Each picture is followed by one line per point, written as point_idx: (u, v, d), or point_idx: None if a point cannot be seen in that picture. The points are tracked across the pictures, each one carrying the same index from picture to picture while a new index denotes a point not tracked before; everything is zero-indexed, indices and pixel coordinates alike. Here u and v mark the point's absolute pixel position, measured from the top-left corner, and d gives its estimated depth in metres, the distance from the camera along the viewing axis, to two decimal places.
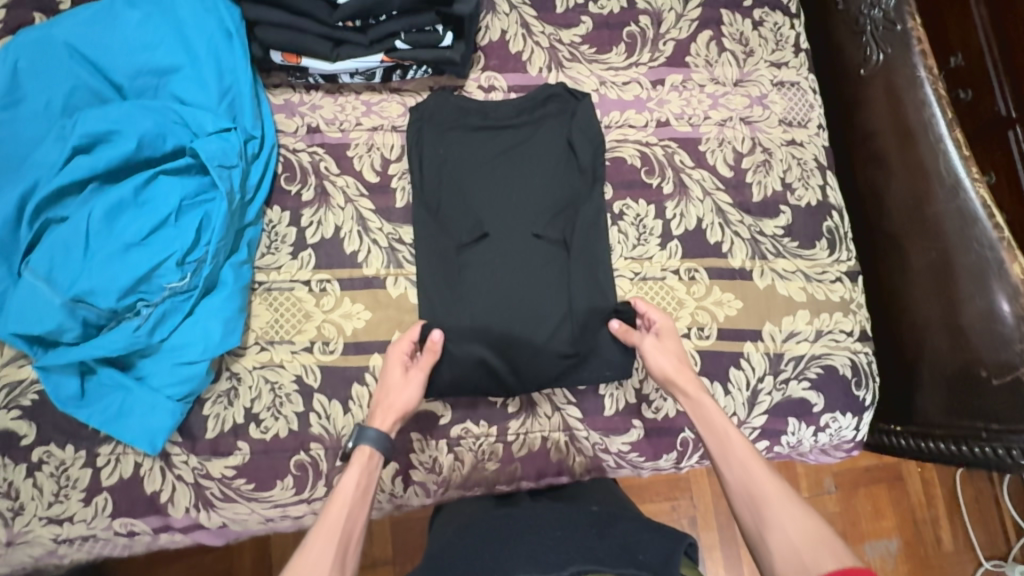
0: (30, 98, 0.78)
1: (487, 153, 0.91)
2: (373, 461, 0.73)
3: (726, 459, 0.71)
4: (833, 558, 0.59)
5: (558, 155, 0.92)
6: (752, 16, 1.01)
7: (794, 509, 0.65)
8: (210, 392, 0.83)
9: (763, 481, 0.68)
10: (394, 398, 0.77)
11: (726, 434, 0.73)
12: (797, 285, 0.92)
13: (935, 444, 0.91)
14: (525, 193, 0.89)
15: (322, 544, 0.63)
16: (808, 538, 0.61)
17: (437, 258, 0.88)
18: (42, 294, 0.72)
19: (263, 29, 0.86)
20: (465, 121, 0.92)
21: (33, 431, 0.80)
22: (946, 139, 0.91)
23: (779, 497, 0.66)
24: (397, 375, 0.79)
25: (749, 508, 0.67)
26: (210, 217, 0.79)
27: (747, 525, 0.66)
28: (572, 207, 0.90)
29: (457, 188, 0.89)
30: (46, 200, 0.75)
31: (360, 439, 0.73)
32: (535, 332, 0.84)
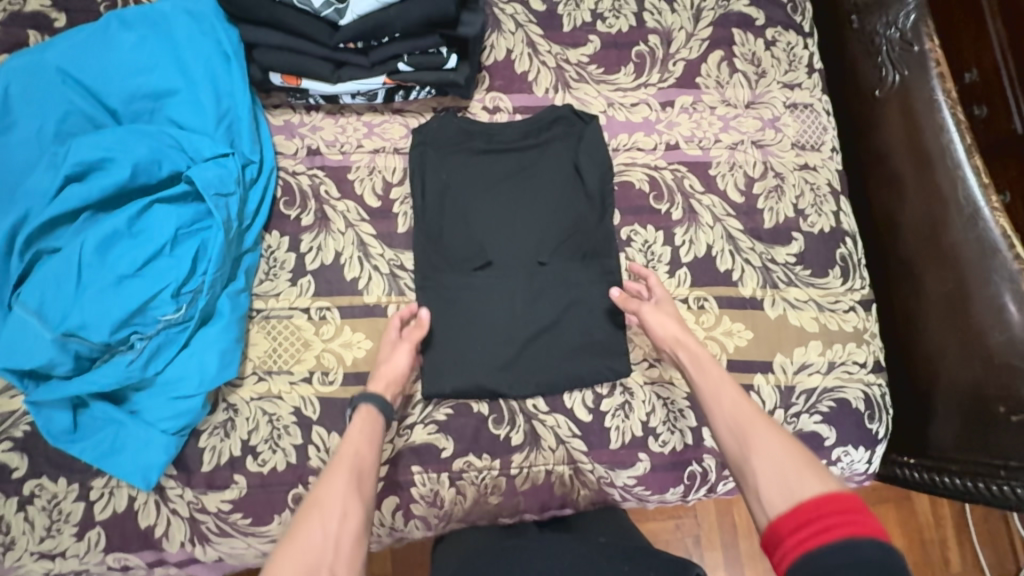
0: (21, 126, 0.76)
1: (492, 178, 0.90)
2: (374, 417, 0.76)
3: (716, 403, 0.75)
4: (817, 479, 0.61)
5: (565, 180, 0.91)
6: (764, 35, 0.98)
7: (780, 437, 0.68)
8: (206, 424, 0.81)
9: (748, 414, 0.71)
10: (387, 369, 0.79)
11: (711, 371, 0.78)
12: (809, 315, 0.90)
13: (950, 479, 0.88)
14: (530, 220, 0.88)
15: (341, 479, 0.68)
16: (793, 463, 0.64)
17: (439, 286, 0.86)
18: (32, 328, 0.70)
19: (262, 52, 0.83)
20: (469, 144, 0.91)
21: (25, 463, 0.78)
22: (965, 165, 0.89)
23: (760, 422, 0.70)
24: (389, 348, 0.81)
25: (735, 436, 0.71)
26: (206, 245, 0.78)
27: (734, 454, 0.70)
28: (578, 233, 0.89)
29: (461, 214, 0.88)
30: (38, 232, 0.73)
31: (358, 400, 0.76)
32: (536, 360, 0.85)
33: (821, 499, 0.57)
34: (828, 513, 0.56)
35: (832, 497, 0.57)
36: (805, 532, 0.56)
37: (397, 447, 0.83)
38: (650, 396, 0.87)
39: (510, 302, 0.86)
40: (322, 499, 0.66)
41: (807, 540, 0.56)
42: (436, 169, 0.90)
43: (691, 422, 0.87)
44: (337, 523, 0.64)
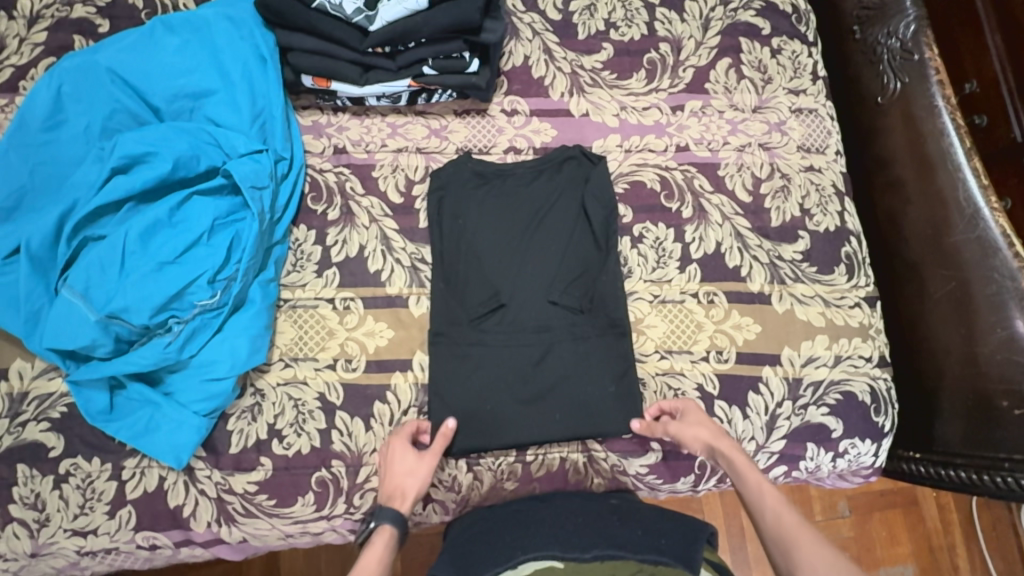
0: (71, 122, 0.81)
1: (505, 220, 0.92)
2: (392, 539, 0.73)
3: (759, 507, 0.73)
4: None
5: (574, 220, 0.93)
6: (770, 44, 1.03)
7: (829, 552, 0.65)
8: (235, 407, 0.84)
9: (793, 529, 0.69)
10: (407, 483, 0.78)
11: (755, 478, 0.76)
12: (816, 310, 0.93)
13: (955, 472, 0.91)
14: (541, 262, 0.90)
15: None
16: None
17: (457, 330, 0.87)
18: (79, 310, 0.74)
19: (296, 56, 0.88)
20: (483, 186, 0.94)
21: (61, 443, 0.81)
22: (965, 168, 0.92)
23: (803, 536, 0.68)
24: (407, 460, 0.79)
25: (782, 553, 0.69)
26: (241, 235, 0.82)
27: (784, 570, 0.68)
28: (585, 275, 0.91)
29: (474, 256, 0.90)
30: (85, 220, 0.77)
31: (378, 518, 0.74)
32: (549, 406, 0.85)
33: None
34: None
35: None
36: None
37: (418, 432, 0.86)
38: (661, 386, 0.89)
39: (523, 345, 0.86)
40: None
41: None
42: (453, 214, 0.92)
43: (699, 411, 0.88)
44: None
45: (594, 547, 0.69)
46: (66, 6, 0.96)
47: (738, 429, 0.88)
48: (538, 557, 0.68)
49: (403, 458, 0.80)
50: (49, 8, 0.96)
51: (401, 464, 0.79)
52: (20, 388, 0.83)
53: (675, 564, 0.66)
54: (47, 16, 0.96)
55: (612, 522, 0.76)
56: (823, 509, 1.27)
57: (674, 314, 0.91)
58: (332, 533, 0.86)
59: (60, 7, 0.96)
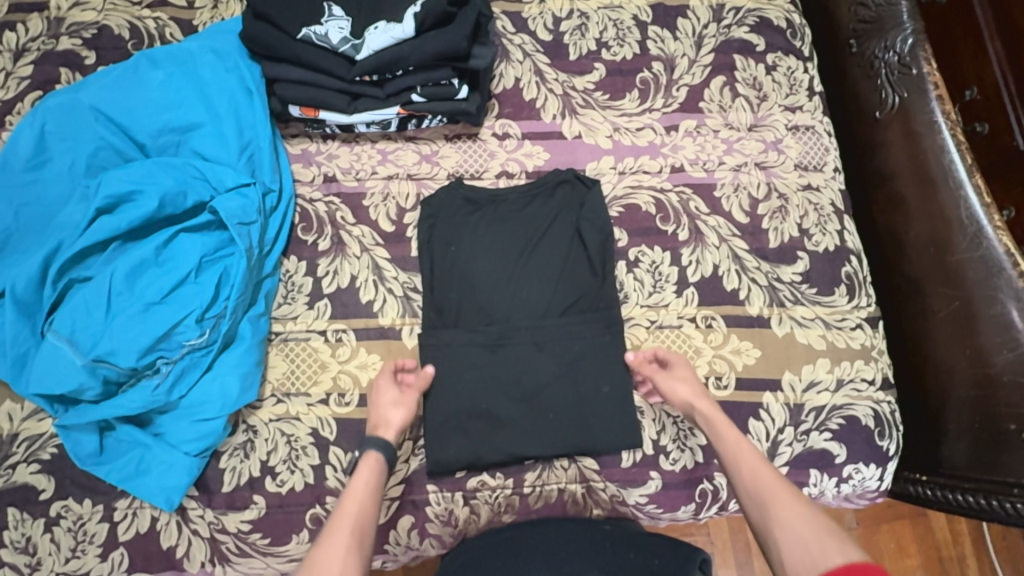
0: (56, 161, 0.80)
1: (499, 245, 0.90)
2: (380, 465, 0.76)
3: (735, 464, 0.76)
4: (838, 550, 0.62)
5: (569, 243, 0.91)
6: (765, 61, 1.01)
7: (806, 510, 0.68)
8: (227, 445, 0.83)
9: (771, 489, 0.71)
10: (393, 414, 0.80)
11: (732, 442, 0.78)
12: (816, 333, 0.91)
13: (962, 496, 0.89)
14: (538, 288, 0.89)
15: (341, 540, 0.68)
16: (817, 533, 0.65)
17: (457, 360, 0.86)
18: (65, 354, 0.73)
19: (282, 86, 0.87)
20: (476, 211, 0.92)
21: (52, 485, 0.80)
22: (967, 185, 0.90)
23: (781, 494, 0.70)
24: (393, 392, 0.82)
25: (760, 510, 0.71)
26: (229, 271, 0.81)
27: (763, 528, 0.70)
28: (583, 301, 0.89)
29: (470, 282, 0.89)
30: (70, 261, 0.76)
31: (363, 445, 0.77)
32: (545, 430, 0.84)
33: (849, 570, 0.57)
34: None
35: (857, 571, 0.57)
36: None
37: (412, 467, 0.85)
38: (660, 414, 0.88)
39: (516, 371, 0.85)
40: (320, 563, 0.65)
41: None
42: (445, 241, 0.91)
43: (701, 441, 0.88)
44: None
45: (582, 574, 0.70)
46: (51, 39, 0.96)
47: None
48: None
49: (388, 391, 0.82)
50: (35, 41, 0.96)
51: (386, 396, 0.81)
52: (10, 430, 0.82)
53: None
54: (33, 49, 0.95)
55: (606, 550, 0.75)
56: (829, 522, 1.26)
57: (672, 339, 0.90)
58: None
59: (46, 40, 0.96)
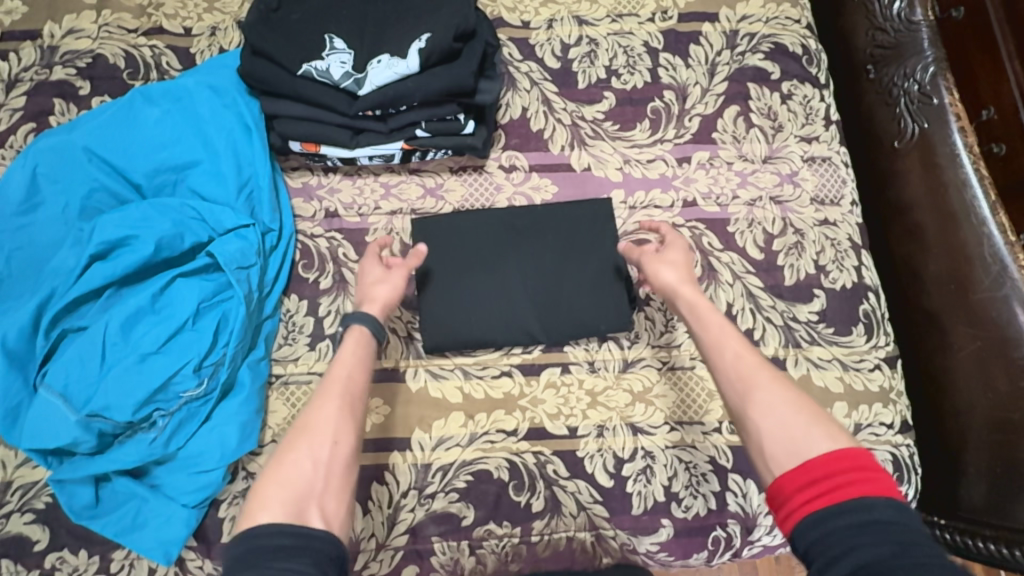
0: (48, 204, 0.77)
1: (499, 270, 0.88)
2: (365, 335, 0.74)
3: (713, 343, 0.70)
4: (826, 437, 0.58)
5: (572, 260, 0.89)
6: (780, 89, 0.98)
7: (788, 393, 0.64)
8: (226, 493, 0.79)
9: (755, 369, 0.66)
10: (378, 290, 0.79)
11: (710, 318, 0.73)
12: (833, 374, 0.88)
13: (984, 544, 0.86)
14: (538, 311, 0.87)
15: (331, 408, 0.66)
16: (798, 417, 0.61)
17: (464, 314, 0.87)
18: (58, 410, 0.71)
19: (282, 122, 0.84)
20: (473, 233, 0.89)
21: (46, 536, 0.78)
22: (990, 222, 0.88)
23: (763, 375, 0.65)
24: (376, 270, 0.81)
25: (737, 393, 0.66)
26: (228, 316, 0.78)
27: (736, 410, 0.65)
28: (584, 326, 0.87)
29: (468, 306, 0.87)
30: (64, 310, 0.74)
31: (349, 319, 0.75)
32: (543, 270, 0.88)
33: (833, 457, 0.56)
34: (842, 471, 0.54)
35: (846, 456, 0.55)
36: (812, 492, 0.54)
37: (418, 516, 0.82)
38: (671, 460, 0.85)
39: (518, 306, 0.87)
40: (309, 424, 0.65)
41: (813, 501, 0.54)
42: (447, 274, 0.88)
43: (714, 487, 0.85)
44: (326, 452, 0.64)
45: None
46: (45, 68, 0.93)
47: (753, 504, 0.85)
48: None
49: (371, 271, 0.82)
50: (27, 70, 0.93)
51: (369, 275, 0.81)
52: (4, 477, 0.80)
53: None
54: (26, 79, 0.93)
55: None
56: None
57: (683, 381, 0.87)
58: None
59: (40, 69, 0.93)
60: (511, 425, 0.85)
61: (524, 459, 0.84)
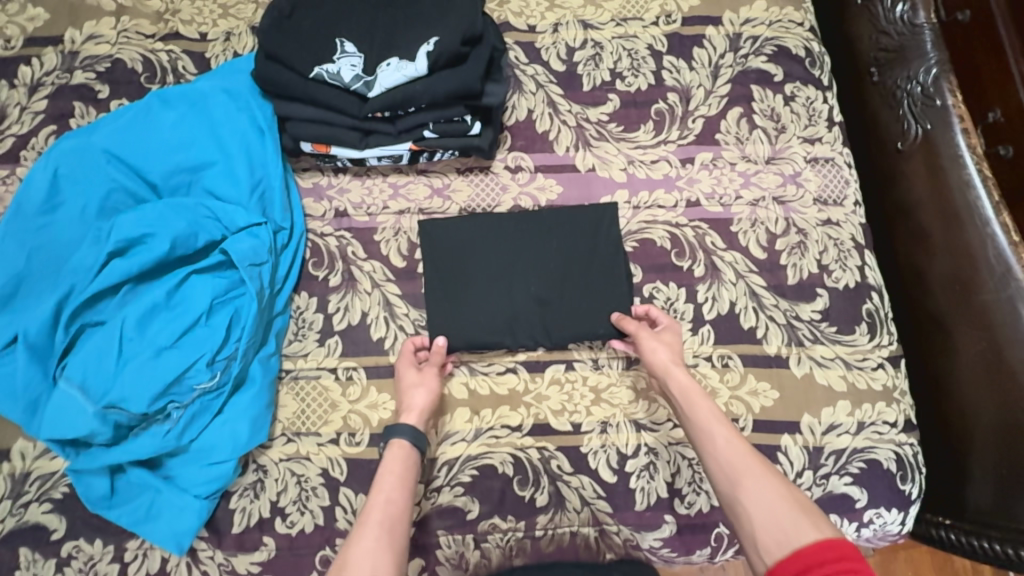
0: (68, 203, 0.79)
1: (503, 273, 0.90)
2: (406, 452, 0.77)
3: (709, 437, 0.75)
4: (812, 528, 0.64)
5: (576, 265, 0.90)
6: (783, 91, 0.99)
7: (777, 485, 0.69)
8: (237, 485, 0.82)
9: (745, 462, 0.71)
10: (414, 397, 0.81)
11: (704, 410, 0.77)
12: (836, 373, 0.89)
13: (989, 544, 0.86)
14: (540, 315, 0.88)
15: (371, 536, 0.68)
16: (787, 509, 0.66)
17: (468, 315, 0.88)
18: (76, 402, 0.73)
19: (294, 124, 0.86)
20: (480, 236, 0.91)
21: (63, 525, 0.80)
22: (994, 223, 0.88)
23: (758, 470, 0.71)
24: (411, 375, 0.83)
25: (728, 482, 0.71)
26: (240, 312, 0.80)
27: (727, 495, 0.71)
28: (585, 331, 0.88)
29: (472, 310, 0.88)
30: (82, 305, 0.76)
31: (393, 434, 0.78)
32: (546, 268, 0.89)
33: (815, 549, 0.62)
34: (826, 561, 0.60)
35: (829, 547, 0.61)
36: None
37: (424, 509, 0.83)
38: (674, 456, 0.86)
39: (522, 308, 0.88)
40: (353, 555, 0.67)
41: None
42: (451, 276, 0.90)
43: None
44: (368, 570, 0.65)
45: None
46: (65, 73, 0.96)
47: None
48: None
49: (408, 374, 0.83)
50: (49, 75, 0.96)
51: (406, 379, 0.83)
52: (22, 468, 0.82)
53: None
54: (47, 83, 0.96)
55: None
56: None
57: None
58: None
59: (61, 74, 0.96)
60: (516, 421, 0.87)
61: (528, 454, 0.85)
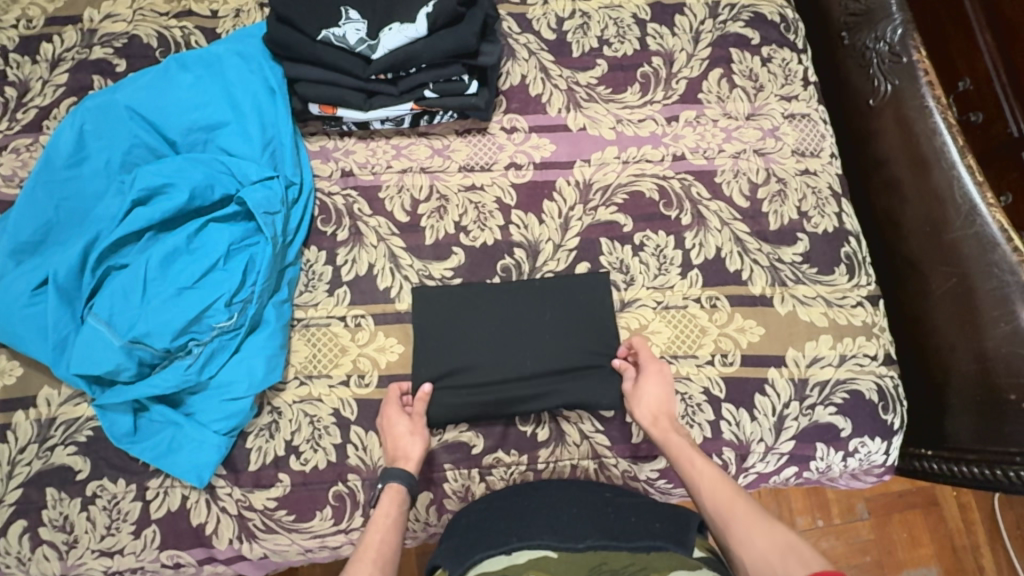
0: (93, 158, 0.86)
1: (497, 348, 0.89)
2: (402, 495, 0.79)
3: (698, 482, 0.78)
4: (799, 564, 0.66)
5: (571, 339, 0.90)
6: (761, 53, 1.06)
7: (764, 526, 0.71)
8: (253, 426, 0.86)
9: (734, 502, 0.74)
10: (409, 446, 0.82)
11: (689, 451, 0.81)
12: (818, 310, 0.94)
13: (967, 468, 0.91)
14: (532, 387, 0.88)
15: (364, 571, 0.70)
16: (776, 548, 0.68)
17: (458, 383, 0.88)
18: (104, 335, 0.80)
19: (303, 86, 0.92)
20: (472, 311, 0.91)
21: (87, 466, 0.84)
22: (959, 165, 0.94)
23: (742, 512, 0.73)
24: (403, 423, 0.84)
25: (721, 528, 0.74)
26: (255, 259, 0.87)
27: (720, 536, 0.74)
28: (577, 407, 0.88)
29: (465, 384, 0.88)
30: (108, 250, 0.83)
31: (387, 478, 0.79)
32: (536, 373, 0.89)
33: None
34: None
35: None
36: None
37: (431, 446, 0.88)
38: None
39: (511, 379, 0.88)
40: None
41: None
42: (440, 355, 0.89)
43: (709, 416, 0.90)
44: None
45: (588, 537, 0.72)
46: (85, 49, 1.02)
47: (746, 432, 0.90)
48: (534, 544, 0.70)
49: (399, 421, 0.84)
50: (69, 51, 1.02)
51: (399, 428, 0.83)
52: (48, 414, 0.86)
53: (669, 547, 0.69)
54: (68, 58, 1.01)
55: (608, 515, 0.76)
56: (841, 512, 1.27)
57: (678, 319, 0.93)
58: (351, 546, 0.87)
59: (80, 50, 1.02)
60: None
61: None
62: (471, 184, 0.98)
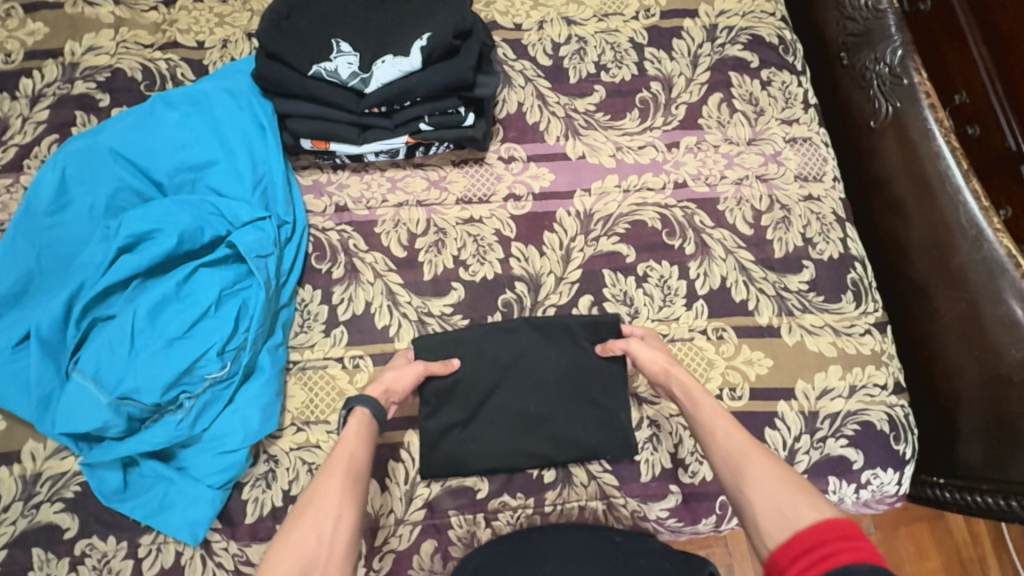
0: (76, 203, 0.83)
1: (501, 393, 0.87)
2: (369, 421, 0.78)
3: (709, 429, 0.76)
4: (812, 509, 0.63)
5: (576, 379, 0.88)
6: (760, 77, 1.04)
7: (772, 467, 0.70)
8: (249, 476, 0.82)
9: (746, 446, 0.73)
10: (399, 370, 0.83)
11: (705, 405, 0.79)
12: (826, 340, 0.92)
13: (982, 497, 0.88)
14: (537, 432, 0.86)
15: (336, 480, 0.70)
16: (786, 491, 0.66)
17: (462, 431, 0.86)
18: (90, 392, 0.77)
19: (294, 121, 0.90)
20: (475, 355, 0.88)
21: (76, 523, 0.81)
22: (964, 190, 0.93)
23: (754, 454, 0.71)
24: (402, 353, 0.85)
25: (731, 472, 0.72)
26: (247, 303, 0.84)
27: (728, 482, 0.72)
28: (588, 449, 0.86)
29: (469, 432, 0.86)
30: (93, 301, 0.80)
31: (355, 401, 0.78)
32: (541, 418, 0.86)
33: (821, 527, 0.60)
34: (830, 540, 0.58)
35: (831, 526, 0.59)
36: (806, 561, 0.58)
37: (434, 491, 0.85)
38: (676, 427, 0.89)
39: (516, 425, 0.86)
40: (318, 496, 0.69)
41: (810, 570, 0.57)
42: (443, 402, 0.87)
43: None
44: (331, 524, 0.67)
45: None
46: (66, 84, 0.99)
47: None
48: None
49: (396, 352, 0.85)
50: (50, 86, 0.98)
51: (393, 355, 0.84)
52: (33, 469, 0.82)
53: None
54: (48, 94, 0.98)
55: (615, 560, 0.73)
56: None
57: (684, 353, 0.91)
58: None
59: (61, 85, 0.99)
60: None
61: None
62: (469, 217, 0.95)
